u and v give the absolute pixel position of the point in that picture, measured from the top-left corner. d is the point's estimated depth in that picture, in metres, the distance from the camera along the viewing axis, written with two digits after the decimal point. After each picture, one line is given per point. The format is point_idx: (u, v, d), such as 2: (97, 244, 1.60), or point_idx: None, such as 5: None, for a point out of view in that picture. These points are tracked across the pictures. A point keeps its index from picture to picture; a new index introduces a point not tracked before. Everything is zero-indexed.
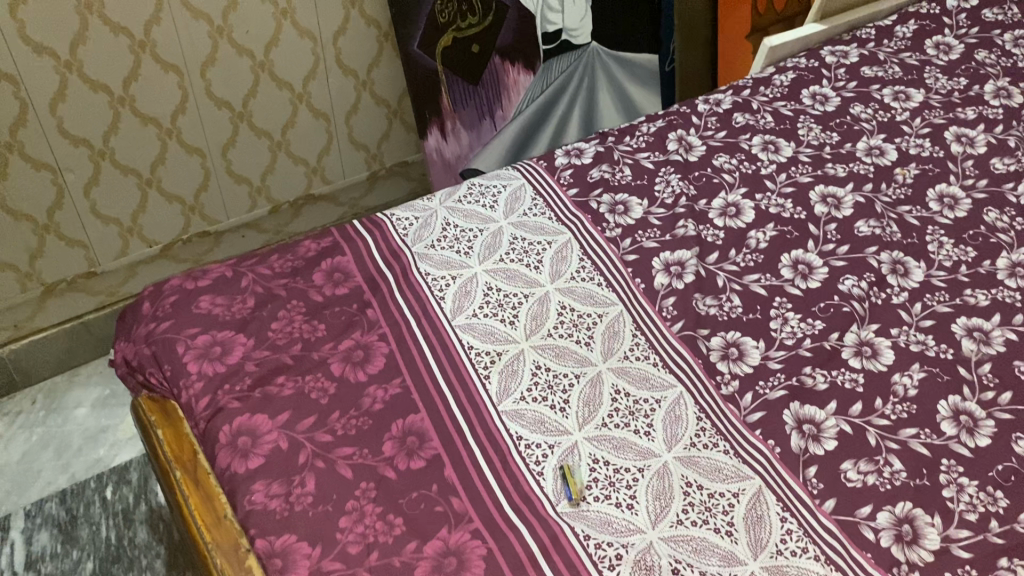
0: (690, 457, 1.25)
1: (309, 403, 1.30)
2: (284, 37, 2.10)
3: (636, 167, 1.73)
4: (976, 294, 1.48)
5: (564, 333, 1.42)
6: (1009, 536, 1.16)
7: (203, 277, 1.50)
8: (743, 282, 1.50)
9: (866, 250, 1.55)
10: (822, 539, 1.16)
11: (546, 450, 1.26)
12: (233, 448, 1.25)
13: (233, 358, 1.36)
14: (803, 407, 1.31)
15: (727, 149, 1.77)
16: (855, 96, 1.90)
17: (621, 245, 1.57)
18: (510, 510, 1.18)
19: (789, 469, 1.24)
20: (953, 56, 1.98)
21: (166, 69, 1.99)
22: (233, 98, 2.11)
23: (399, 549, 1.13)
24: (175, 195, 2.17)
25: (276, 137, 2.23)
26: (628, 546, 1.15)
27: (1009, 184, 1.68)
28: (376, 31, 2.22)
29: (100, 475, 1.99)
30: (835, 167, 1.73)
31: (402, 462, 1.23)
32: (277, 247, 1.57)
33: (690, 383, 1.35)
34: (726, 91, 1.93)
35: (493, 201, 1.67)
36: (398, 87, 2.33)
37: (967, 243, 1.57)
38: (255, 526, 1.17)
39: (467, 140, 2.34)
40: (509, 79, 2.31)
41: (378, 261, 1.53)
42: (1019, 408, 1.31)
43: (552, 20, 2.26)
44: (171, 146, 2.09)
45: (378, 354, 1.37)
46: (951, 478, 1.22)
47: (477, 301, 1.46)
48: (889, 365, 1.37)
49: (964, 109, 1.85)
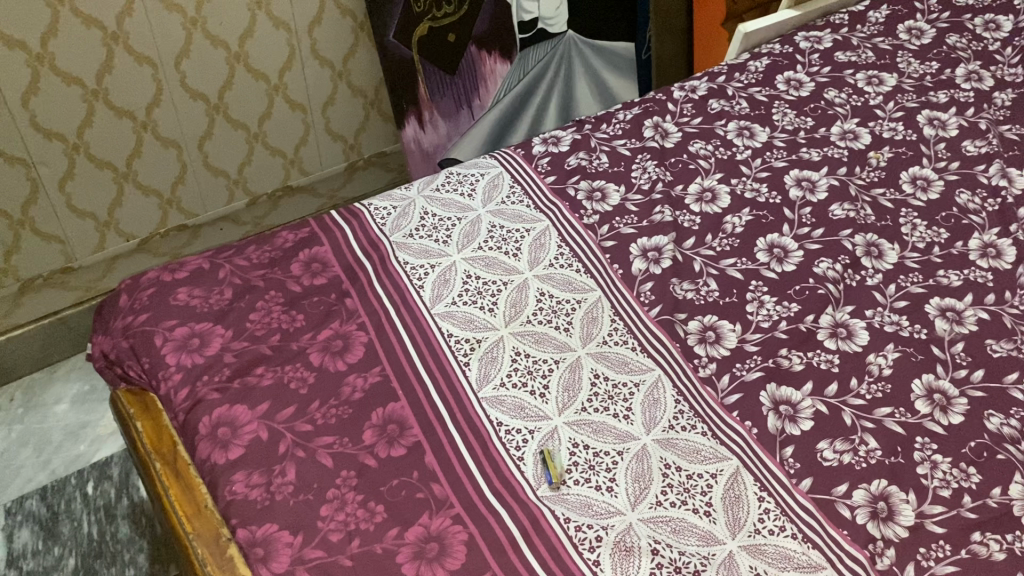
0: (668, 440, 1.26)
1: (288, 393, 1.30)
2: (259, 27, 2.08)
3: (613, 154, 1.74)
4: (949, 275, 1.50)
5: (543, 319, 1.43)
6: (982, 511, 1.18)
7: (180, 270, 1.49)
8: (720, 266, 1.52)
9: (841, 233, 1.57)
10: (799, 518, 1.17)
11: (526, 435, 1.26)
12: (213, 439, 1.25)
13: (211, 349, 1.36)
14: (779, 388, 1.32)
15: (703, 135, 1.78)
16: (829, 81, 1.91)
17: (599, 231, 1.58)
18: (490, 494, 1.19)
19: (766, 450, 1.25)
20: (924, 41, 2.00)
21: (140, 61, 1.97)
22: (209, 90, 2.10)
23: (381, 536, 1.14)
24: (151, 188, 2.16)
25: (253, 128, 2.22)
26: (608, 528, 1.16)
27: (981, 166, 1.70)
28: (352, 21, 2.21)
29: (81, 471, 1.98)
30: (809, 151, 1.74)
31: (382, 450, 1.23)
32: (255, 239, 1.57)
33: (668, 366, 1.36)
34: (702, 78, 1.94)
35: (471, 189, 1.67)
36: (374, 77, 2.33)
37: (940, 225, 1.59)
38: (236, 516, 1.17)
39: (445, 129, 2.34)
40: (486, 68, 2.31)
41: (357, 251, 1.53)
42: (992, 386, 1.33)
43: (528, 9, 2.26)
44: (146, 138, 2.08)
45: (357, 344, 1.37)
46: (925, 455, 1.24)
47: (455, 289, 1.46)
48: (863, 346, 1.38)
49: (936, 93, 1.87)
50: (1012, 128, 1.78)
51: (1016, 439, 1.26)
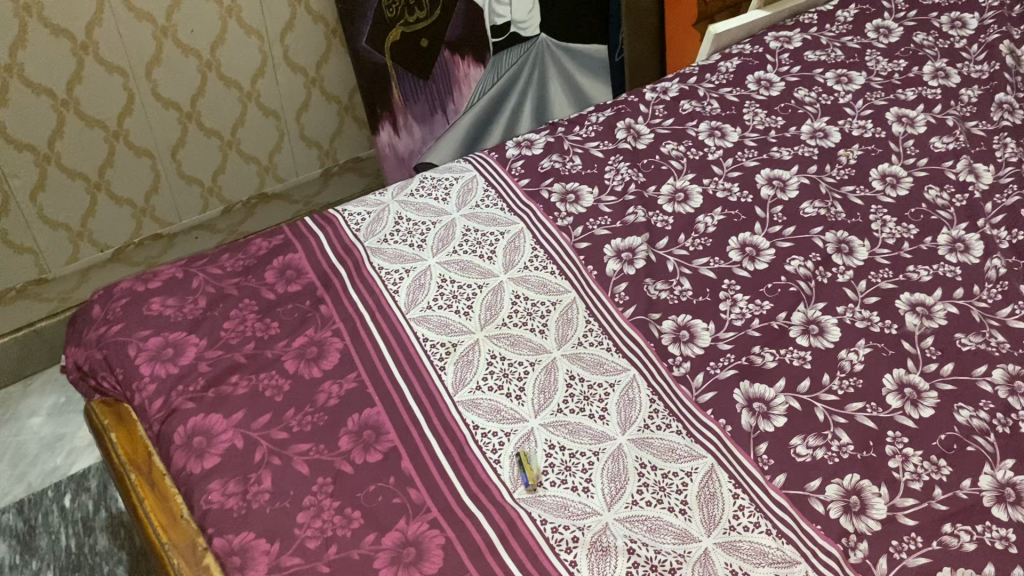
0: (644, 439, 1.27)
1: (263, 401, 1.30)
2: (230, 34, 2.08)
3: (586, 156, 1.75)
4: (918, 270, 1.52)
5: (518, 321, 1.43)
6: (953, 502, 1.19)
7: (153, 279, 1.48)
8: (693, 265, 1.53)
9: (812, 231, 1.58)
10: (773, 514, 1.19)
11: (502, 438, 1.27)
12: (189, 449, 1.25)
13: (186, 358, 1.35)
14: (753, 385, 1.34)
15: (675, 136, 1.80)
16: (799, 80, 1.93)
17: (573, 233, 1.59)
18: (467, 498, 1.20)
19: (740, 447, 1.26)
20: (892, 39, 2.02)
21: (111, 71, 1.97)
22: (181, 98, 2.09)
23: (358, 542, 1.14)
24: (125, 198, 2.15)
25: (226, 136, 2.21)
26: (584, 528, 1.16)
27: (949, 162, 1.72)
28: (324, 27, 2.21)
29: (58, 484, 1.97)
30: (780, 150, 1.76)
31: (359, 456, 1.23)
32: (228, 247, 1.56)
33: (643, 366, 1.37)
34: (673, 79, 1.95)
35: (445, 193, 1.67)
36: (348, 82, 2.33)
37: (909, 221, 1.61)
38: (212, 525, 1.17)
39: (420, 134, 2.34)
40: (460, 73, 2.31)
41: (331, 256, 1.53)
42: (961, 378, 1.34)
43: (501, 13, 2.27)
44: (119, 148, 2.07)
45: (333, 350, 1.37)
46: (897, 449, 1.25)
47: (431, 293, 1.47)
48: (835, 342, 1.40)
49: (904, 91, 1.89)
50: (979, 124, 1.81)
51: (986, 430, 1.28)
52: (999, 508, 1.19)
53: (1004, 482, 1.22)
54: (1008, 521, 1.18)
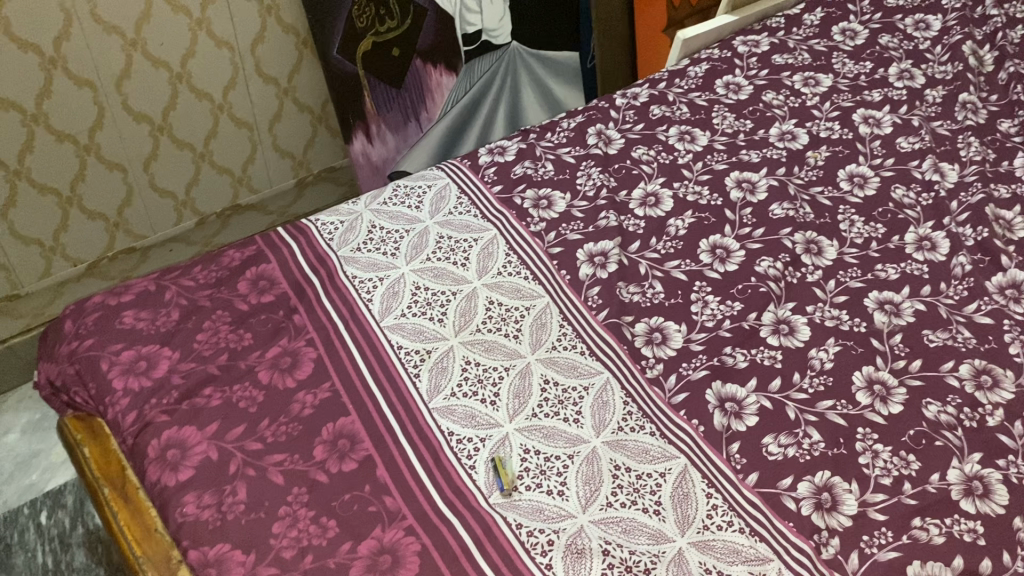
0: (618, 441, 1.28)
1: (237, 412, 1.30)
2: (201, 47, 2.08)
3: (558, 162, 1.76)
4: (886, 269, 1.54)
5: (492, 327, 1.44)
6: (922, 496, 1.21)
7: (125, 293, 1.48)
8: (664, 268, 1.54)
9: (781, 232, 1.60)
10: (746, 513, 1.20)
11: (477, 443, 1.28)
12: (163, 462, 1.25)
13: (159, 371, 1.35)
14: (724, 385, 1.35)
15: (646, 141, 1.81)
16: (767, 83, 1.95)
17: (546, 238, 1.60)
18: (443, 504, 1.20)
19: (712, 446, 1.28)
20: (858, 42, 2.05)
21: (80, 84, 1.96)
22: (152, 111, 2.09)
23: (334, 551, 1.14)
24: (97, 212, 2.15)
25: (199, 148, 2.21)
26: (559, 531, 1.17)
27: (914, 161, 1.75)
28: (295, 38, 2.21)
29: (34, 501, 1.95)
30: (749, 153, 1.78)
31: (333, 466, 1.24)
32: (201, 259, 1.56)
33: (617, 369, 1.38)
34: (643, 85, 1.97)
35: (419, 201, 1.68)
36: (320, 92, 2.33)
37: (877, 220, 1.63)
38: (187, 537, 1.17)
39: (394, 143, 2.35)
40: (433, 81, 2.32)
41: (304, 266, 1.54)
42: (930, 374, 1.36)
43: (472, 21, 2.28)
44: (90, 161, 2.06)
45: (306, 360, 1.37)
46: (867, 445, 1.27)
47: (405, 301, 1.47)
48: (805, 342, 1.42)
49: (870, 92, 1.92)
50: (943, 124, 1.83)
51: (954, 425, 1.30)
52: (967, 501, 1.21)
53: (972, 475, 1.24)
54: (976, 513, 1.19)
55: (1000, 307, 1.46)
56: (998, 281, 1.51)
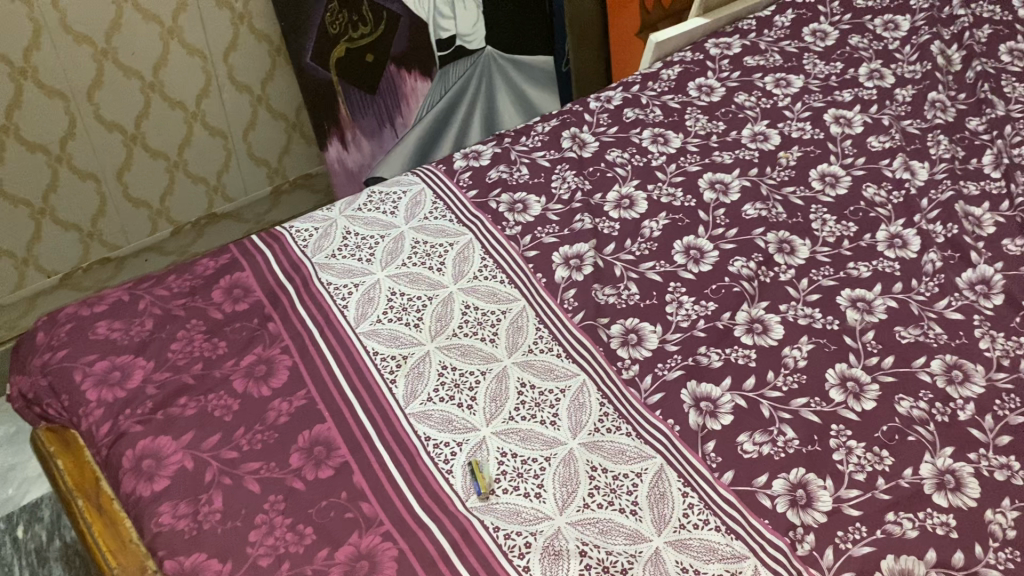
0: (594, 442, 1.28)
1: (212, 421, 1.29)
2: (173, 55, 2.08)
3: (533, 166, 1.77)
4: (858, 267, 1.55)
5: (468, 331, 1.44)
6: (895, 491, 1.22)
7: (98, 303, 1.47)
8: (639, 270, 1.55)
9: (754, 232, 1.62)
10: (722, 511, 1.21)
11: (454, 448, 1.28)
12: (138, 472, 1.24)
13: (133, 382, 1.34)
14: (699, 385, 1.36)
15: (620, 144, 1.82)
16: (738, 85, 1.97)
17: (521, 242, 1.60)
18: (420, 508, 1.21)
19: (688, 446, 1.28)
20: (828, 43, 2.07)
21: (50, 95, 1.96)
22: (124, 120, 2.09)
23: (311, 558, 1.14)
24: (71, 223, 2.15)
25: (173, 157, 2.21)
26: (537, 533, 1.18)
27: (885, 160, 1.76)
28: (268, 45, 2.21)
29: (10, 515, 1.93)
30: (722, 154, 1.79)
31: (310, 473, 1.24)
32: (175, 268, 1.55)
33: (593, 371, 1.38)
34: (616, 88, 1.98)
35: (394, 207, 1.68)
36: (294, 99, 2.33)
37: (848, 219, 1.65)
38: (162, 547, 1.16)
39: (369, 148, 2.36)
40: (407, 87, 2.32)
41: (279, 273, 1.53)
42: (902, 370, 1.38)
43: (446, 26, 2.29)
44: (63, 172, 2.07)
45: (281, 368, 1.37)
46: (840, 442, 1.28)
47: (380, 307, 1.47)
48: (779, 340, 1.43)
49: (841, 92, 1.93)
50: (912, 123, 1.86)
51: (926, 420, 1.31)
52: (940, 495, 1.22)
53: (944, 469, 1.25)
54: (949, 506, 1.21)
55: (970, 302, 1.48)
56: (968, 277, 1.53)
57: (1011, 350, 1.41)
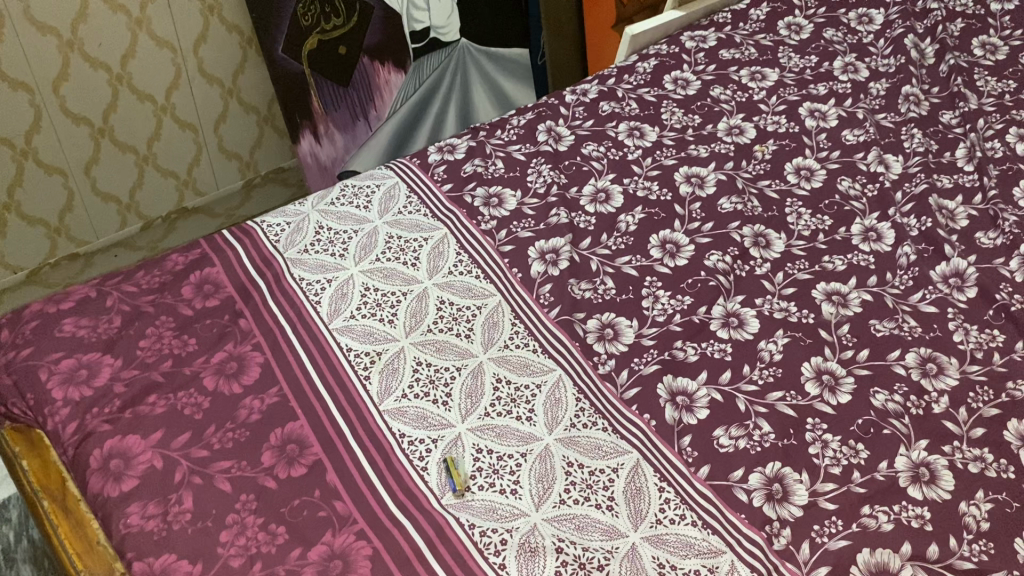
0: (571, 438, 1.28)
1: (182, 419, 1.27)
2: (141, 47, 2.05)
3: (509, 160, 1.75)
4: (833, 261, 1.55)
5: (443, 327, 1.42)
6: (870, 485, 1.22)
7: (65, 300, 1.44)
8: (615, 264, 1.54)
9: (729, 226, 1.61)
10: (698, 505, 1.20)
11: (429, 445, 1.26)
12: (105, 472, 1.22)
13: (100, 380, 1.32)
14: (675, 379, 1.36)
15: (595, 137, 1.81)
16: (714, 78, 1.96)
17: (497, 237, 1.59)
18: (394, 506, 1.19)
19: (664, 440, 1.28)
20: (803, 36, 2.07)
21: (15, 87, 1.93)
22: (92, 113, 2.06)
23: (283, 558, 1.13)
24: (37, 218, 2.12)
25: (142, 151, 2.18)
26: (512, 530, 1.17)
27: (860, 154, 1.77)
28: (238, 37, 2.18)
29: None
30: (697, 148, 1.79)
31: (282, 471, 1.22)
32: (143, 263, 1.52)
33: (569, 366, 1.38)
34: (592, 81, 1.96)
35: (367, 201, 1.65)
36: (266, 92, 2.30)
37: (824, 212, 1.65)
38: (131, 549, 1.14)
39: (342, 142, 2.33)
40: (381, 80, 2.30)
41: (250, 269, 1.51)
42: (877, 364, 1.38)
43: (420, 18, 2.26)
44: (28, 166, 2.04)
45: (252, 364, 1.35)
46: (816, 435, 1.28)
47: (353, 303, 1.45)
48: (754, 334, 1.42)
49: (816, 86, 1.93)
50: (887, 116, 1.86)
51: (901, 413, 1.31)
52: (915, 487, 1.22)
53: (918, 462, 1.25)
54: (923, 499, 1.21)
55: (944, 296, 1.49)
56: (942, 270, 1.53)
57: (985, 342, 1.41)
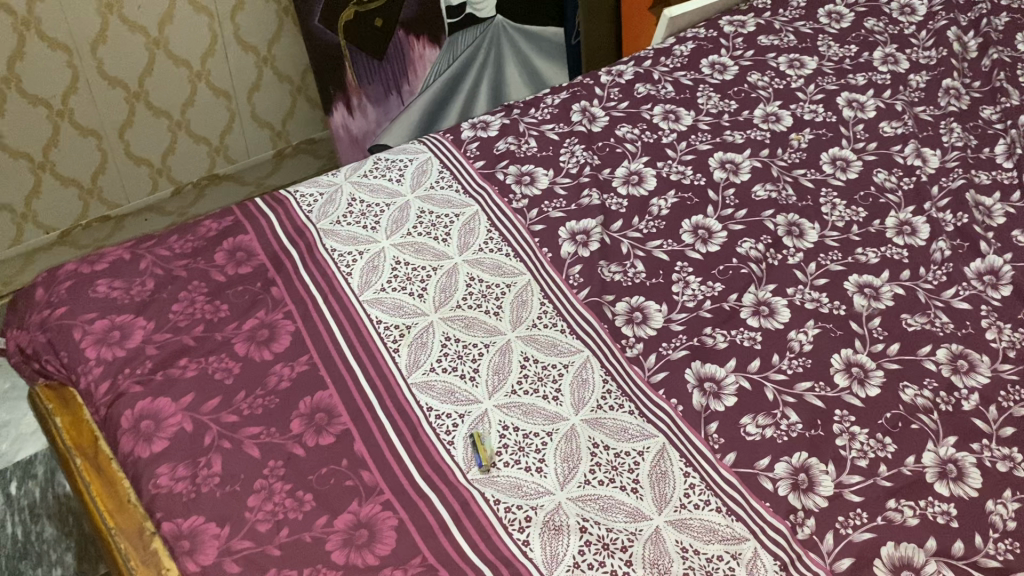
0: (597, 419, 1.28)
1: (213, 384, 1.28)
2: (179, 12, 2.05)
3: (542, 139, 1.74)
4: (866, 253, 1.54)
5: (472, 304, 1.43)
6: (896, 478, 1.22)
7: (99, 261, 1.45)
8: (646, 248, 1.53)
9: (763, 213, 1.60)
10: (723, 491, 1.20)
11: (455, 419, 1.27)
12: (136, 433, 1.23)
13: (133, 341, 1.33)
14: (704, 365, 1.35)
15: (629, 119, 1.80)
16: (751, 64, 1.94)
17: (528, 215, 1.58)
18: (421, 478, 1.20)
19: (691, 426, 1.28)
20: (844, 25, 2.04)
21: (53, 47, 1.94)
22: (128, 76, 2.07)
23: (310, 525, 1.14)
24: (70, 178, 2.13)
25: (176, 116, 2.19)
26: (537, 507, 1.17)
27: (897, 146, 1.75)
28: (275, 6, 2.17)
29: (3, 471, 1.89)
30: (733, 134, 1.77)
31: (310, 439, 1.23)
32: (177, 227, 1.53)
33: (596, 347, 1.38)
34: (628, 62, 1.95)
35: (400, 174, 1.65)
36: (300, 62, 2.30)
37: (858, 203, 1.63)
38: (161, 509, 1.16)
39: (374, 115, 2.33)
40: (415, 54, 2.29)
41: (283, 238, 1.51)
42: (907, 358, 1.37)
43: None
44: (63, 127, 2.05)
45: (283, 333, 1.36)
46: (844, 427, 1.28)
47: (384, 276, 1.46)
48: (785, 323, 1.42)
49: (855, 75, 1.91)
50: (926, 109, 1.83)
51: (929, 409, 1.30)
52: (942, 484, 1.22)
53: (946, 458, 1.25)
54: (950, 496, 1.21)
55: (978, 293, 1.47)
56: (977, 267, 1.52)
57: (1018, 342, 1.40)
